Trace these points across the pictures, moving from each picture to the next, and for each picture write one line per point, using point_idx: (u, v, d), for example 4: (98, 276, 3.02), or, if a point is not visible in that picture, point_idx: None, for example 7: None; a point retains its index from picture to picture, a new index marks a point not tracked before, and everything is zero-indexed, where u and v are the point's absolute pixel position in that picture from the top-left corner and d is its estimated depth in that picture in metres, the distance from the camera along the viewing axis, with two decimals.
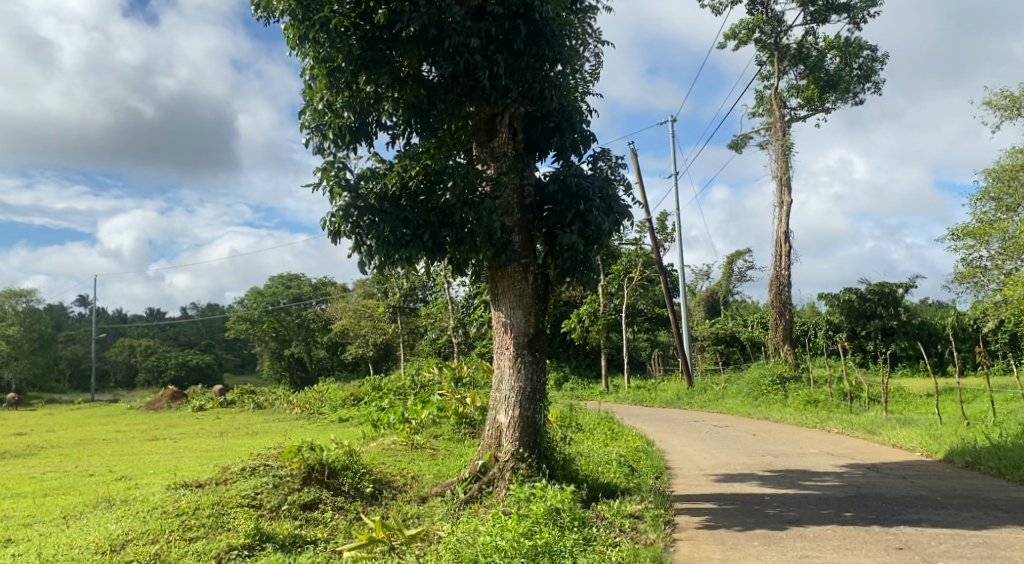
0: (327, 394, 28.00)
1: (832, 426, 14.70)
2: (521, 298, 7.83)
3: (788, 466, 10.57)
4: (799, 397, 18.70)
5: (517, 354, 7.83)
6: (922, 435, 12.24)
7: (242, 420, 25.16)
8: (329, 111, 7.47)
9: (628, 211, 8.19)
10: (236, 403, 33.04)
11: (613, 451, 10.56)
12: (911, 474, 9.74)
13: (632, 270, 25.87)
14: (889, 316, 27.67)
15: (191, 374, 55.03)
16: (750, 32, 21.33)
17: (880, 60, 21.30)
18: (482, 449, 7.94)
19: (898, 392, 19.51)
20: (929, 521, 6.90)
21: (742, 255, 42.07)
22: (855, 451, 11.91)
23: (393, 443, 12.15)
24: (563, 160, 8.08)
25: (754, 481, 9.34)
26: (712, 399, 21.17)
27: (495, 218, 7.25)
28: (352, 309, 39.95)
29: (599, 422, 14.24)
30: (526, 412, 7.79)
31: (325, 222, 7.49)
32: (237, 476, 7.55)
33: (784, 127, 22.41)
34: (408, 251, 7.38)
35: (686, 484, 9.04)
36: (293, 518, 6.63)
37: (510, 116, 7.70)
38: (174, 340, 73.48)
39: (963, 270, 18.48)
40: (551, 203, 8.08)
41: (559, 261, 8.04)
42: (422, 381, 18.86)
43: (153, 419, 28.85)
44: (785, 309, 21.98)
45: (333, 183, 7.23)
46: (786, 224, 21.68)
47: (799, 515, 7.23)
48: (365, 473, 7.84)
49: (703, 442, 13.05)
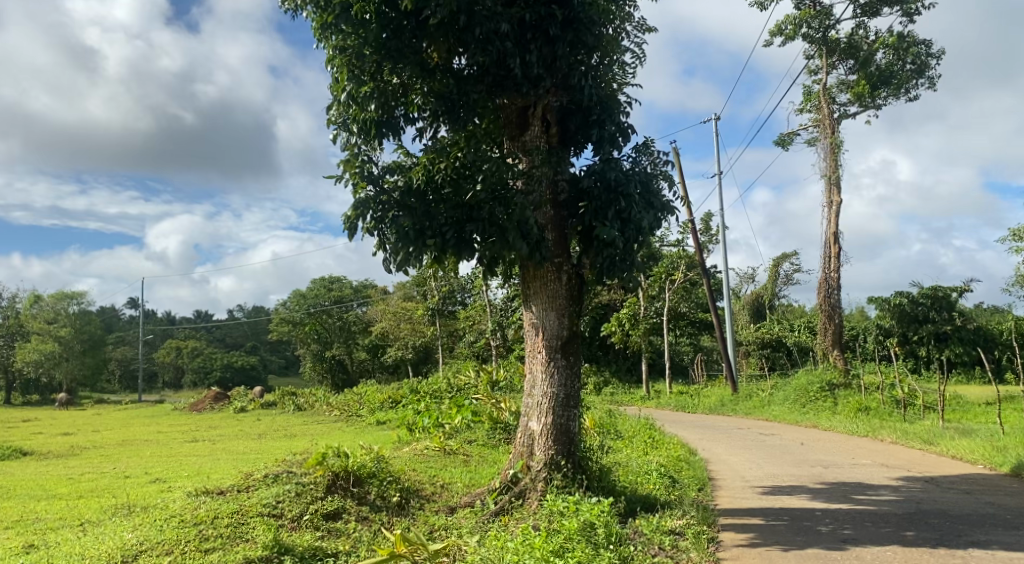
0: (366, 396, 27.90)
1: (886, 436, 13.98)
2: (553, 299, 7.45)
3: (840, 478, 9.96)
4: (849, 404, 17.93)
5: (549, 358, 7.45)
6: (984, 446, 11.50)
7: (282, 422, 25.19)
8: (353, 104, 7.20)
9: (669, 207, 7.77)
10: (277, 405, 33.24)
11: (653, 460, 10.09)
12: (975, 489, 9.06)
13: (674, 273, 25.24)
14: (943, 321, 26.51)
15: (236, 375, 55.75)
16: (798, 27, 20.58)
17: (934, 55, 20.36)
18: (514, 457, 7.58)
19: (954, 400, 18.60)
20: (1000, 544, 6.31)
21: (788, 258, 40.98)
22: (912, 463, 11.21)
23: (425, 449, 11.86)
24: (601, 155, 7.68)
25: (804, 495, 8.76)
26: (757, 405, 20.45)
27: (527, 215, 6.88)
28: (391, 312, 39.94)
29: (639, 429, 13.76)
30: (560, 419, 7.39)
31: (347, 219, 7.22)
32: (260, 483, 7.29)
33: (833, 124, 21.62)
34: (434, 249, 7.03)
35: (731, 498, 8.51)
36: (314, 529, 6.34)
37: (544, 107, 7.34)
38: (221, 342, 74.75)
39: None
40: (586, 198, 7.69)
41: (595, 261, 7.64)
42: (458, 384, 18.57)
43: (195, 420, 29.15)
44: (834, 313, 21.20)
45: (357, 177, 6.81)
46: (835, 225, 20.89)
47: (855, 533, 6.70)
48: (392, 481, 7.50)
49: (749, 451, 12.46)
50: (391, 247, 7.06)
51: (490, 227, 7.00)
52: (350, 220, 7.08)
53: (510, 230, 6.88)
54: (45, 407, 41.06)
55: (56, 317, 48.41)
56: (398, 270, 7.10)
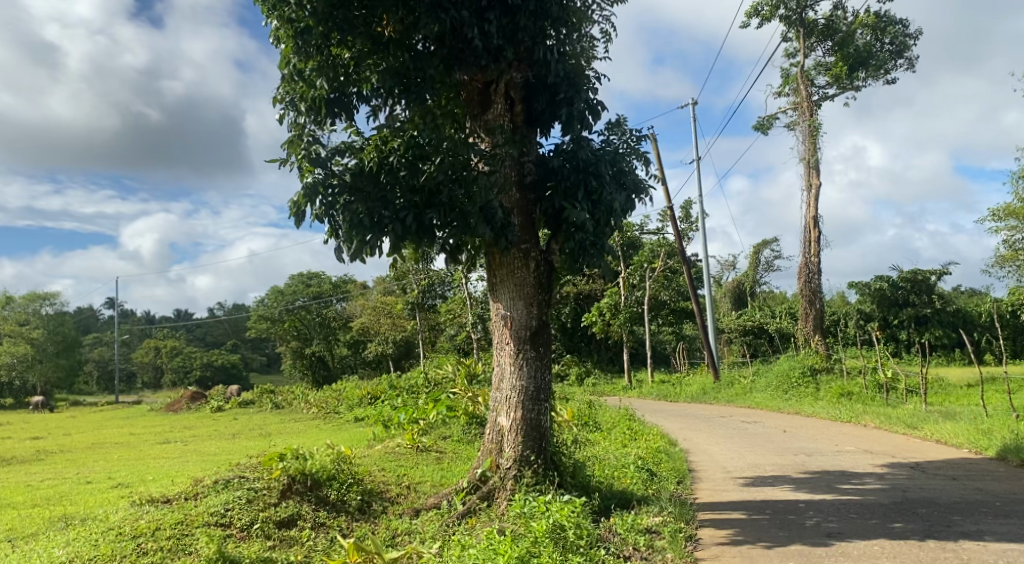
0: (344, 392, 27.33)
1: (868, 421, 13.75)
2: (521, 288, 7.04)
3: (824, 467, 9.65)
4: (831, 390, 17.69)
5: (518, 350, 7.04)
6: (969, 430, 11.25)
7: (258, 421, 24.57)
8: (301, 81, 6.70)
9: (642, 187, 7.40)
10: (255, 403, 32.60)
11: (631, 453, 9.73)
12: (962, 475, 8.78)
13: (654, 261, 24.85)
14: (922, 304, 26.49)
15: (216, 373, 54.43)
16: (775, 8, 20.24)
17: (912, 35, 20.16)
18: (482, 456, 7.18)
19: (936, 383, 18.43)
20: (992, 534, 5.99)
21: (768, 244, 40.95)
22: (896, 448, 10.93)
23: (397, 446, 11.45)
24: (570, 134, 7.30)
25: (787, 486, 8.42)
26: (739, 393, 20.18)
27: (491, 197, 6.44)
28: (371, 306, 39.33)
29: (618, 419, 13.40)
30: (531, 414, 7.00)
31: (294, 204, 6.69)
32: (210, 490, 6.83)
33: (812, 108, 21.33)
34: (389, 235, 6.50)
35: (711, 490, 8.17)
36: (265, 539, 5.93)
37: (507, 84, 6.91)
38: (201, 341, 73.75)
39: (1005, 253, 19.13)
40: (554, 179, 7.28)
41: (564, 245, 7.24)
42: (435, 379, 18.08)
43: (170, 420, 28.48)
44: (815, 298, 20.98)
45: (302, 159, 6.27)
46: (815, 209, 20.65)
47: (841, 527, 6.35)
48: (353, 483, 7.08)
49: (731, 440, 12.13)
50: (342, 234, 6.54)
51: (451, 211, 6.51)
52: (297, 205, 6.55)
53: (472, 213, 6.43)
54: (18, 412, 40.14)
55: (28, 319, 47.30)
56: (350, 259, 6.58)
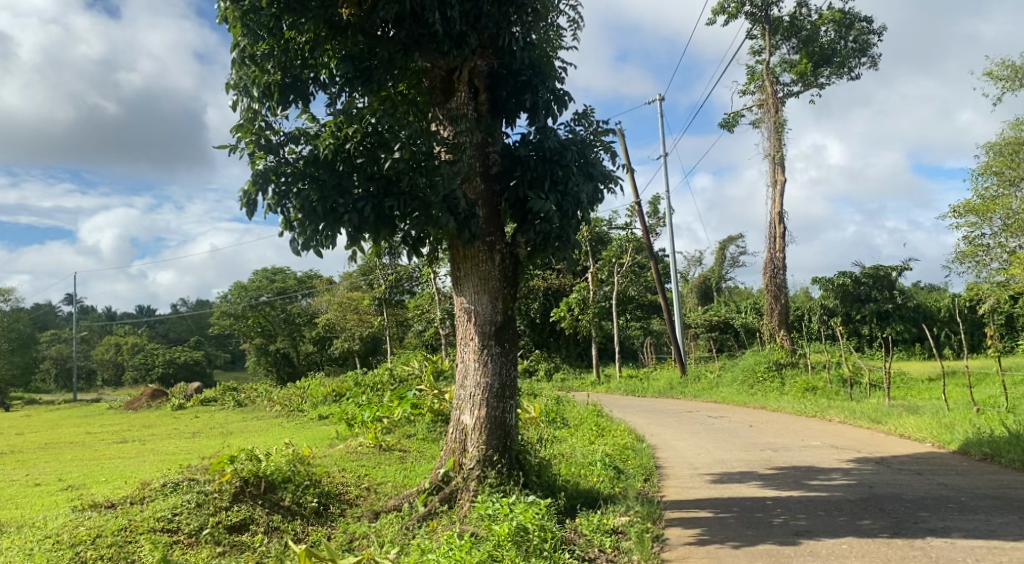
0: (309, 389, 26.86)
1: (833, 415, 13.81)
2: (486, 282, 6.83)
3: (790, 462, 9.59)
4: (796, 385, 17.77)
5: (482, 346, 6.83)
6: (931, 423, 11.31)
7: (219, 419, 24.02)
8: (253, 65, 6.39)
9: (609, 178, 7.25)
10: (217, 401, 31.92)
11: (598, 450, 9.59)
12: (926, 469, 8.78)
13: (623, 256, 24.77)
14: (884, 299, 26.85)
15: (179, 371, 53.28)
16: (741, 4, 20.23)
17: (875, 32, 20.34)
18: (445, 455, 6.96)
19: (899, 378, 18.64)
20: (959, 530, 5.93)
21: (734, 240, 41.30)
22: (861, 443, 10.95)
23: (359, 445, 11.18)
24: (536, 123, 7.09)
25: (754, 482, 8.34)
26: (706, 388, 20.23)
27: (453, 187, 6.22)
28: (336, 302, 38.77)
29: (585, 415, 13.26)
30: (495, 412, 6.80)
31: (244, 193, 6.37)
32: (157, 493, 6.50)
33: (777, 104, 21.42)
34: (347, 226, 6.21)
35: (678, 488, 8.05)
36: (215, 545, 5.65)
37: (471, 71, 6.69)
38: (164, 338, 72.28)
39: (965, 249, 19.42)
40: (519, 169, 7.08)
41: (530, 237, 7.05)
42: (400, 376, 17.78)
43: (129, 419, 27.71)
44: (780, 293, 21.07)
45: (253, 146, 5.96)
46: (780, 205, 20.74)
47: (809, 525, 6.25)
48: (310, 485, 6.82)
49: (698, 435, 12.06)
50: (297, 225, 6.26)
51: (412, 201, 6.26)
52: (248, 194, 6.25)
53: (434, 203, 6.19)
54: None
55: None
56: (305, 251, 6.31)
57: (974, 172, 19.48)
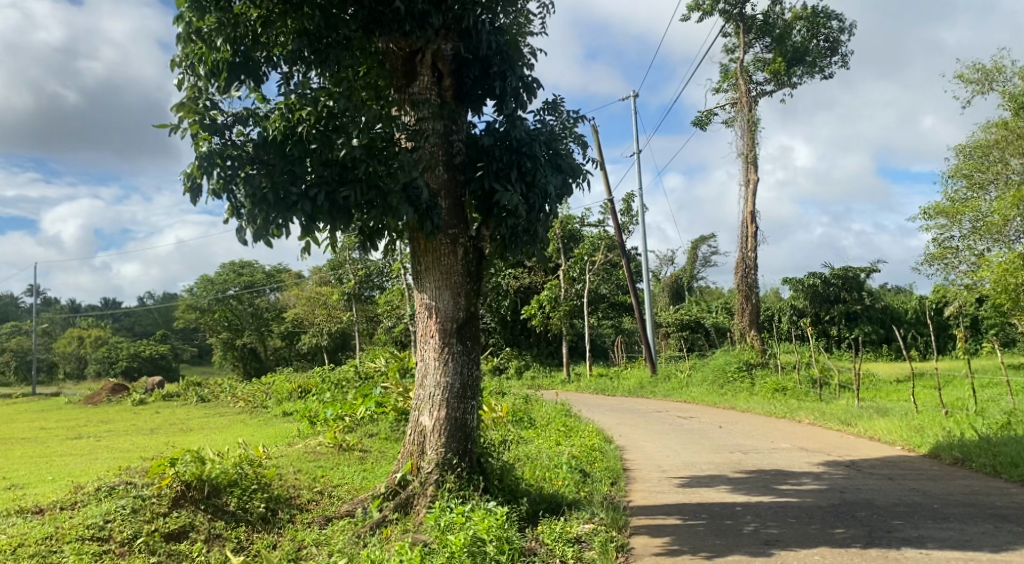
0: (274, 385, 26.24)
1: (802, 416, 13.68)
2: (447, 276, 6.49)
3: (760, 465, 9.39)
4: (766, 385, 17.68)
5: (443, 344, 6.49)
6: (901, 426, 11.19)
7: (180, 415, 23.33)
8: (199, 40, 5.98)
9: (578, 170, 6.96)
10: (179, 396, 31.10)
11: (564, 451, 9.30)
12: (897, 473, 8.63)
13: (595, 254, 24.53)
14: (853, 300, 26.96)
15: (143, 365, 51.99)
16: (715, 2, 20.03)
17: (847, 31, 20.33)
18: (402, 458, 6.61)
19: (867, 379, 18.65)
20: (933, 540, 5.74)
21: (706, 240, 41.35)
22: (831, 446, 10.78)
23: (317, 445, 10.77)
24: (503, 112, 6.76)
25: (722, 486, 8.12)
26: (676, 387, 20.09)
27: (414, 176, 5.88)
28: (305, 297, 38.06)
29: (553, 415, 12.97)
30: (456, 413, 6.47)
31: (187, 176, 5.95)
32: (89, 498, 6.08)
33: (751, 102, 21.33)
34: (299, 214, 5.81)
35: (646, 492, 7.78)
36: (149, 555, 5.25)
37: (435, 53, 6.36)
38: (129, 331, 70.83)
39: (935, 251, 19.45)
40: (485, 159, 6.74)
41: (495, 231, 6.71)
42: (365, 372, 17.33)
43: (87, 414, 26.85)
44: (751, 293, 20.97)
45: (195, 125, 5.55)
46: (753, 204, 20.64)
47: (780, 534, 6.03)
48: (257, 489, 6.44)
49: (666, 437, 11.83)
50: (244, 213, 5.87)
51: (369, 189, 5.87)
52: (192, 177, 5.85)
53: (393, 192, 5.84)
54: None
55: None
56: (253, 241, 5.91)
57: (944, 175, 19.53)
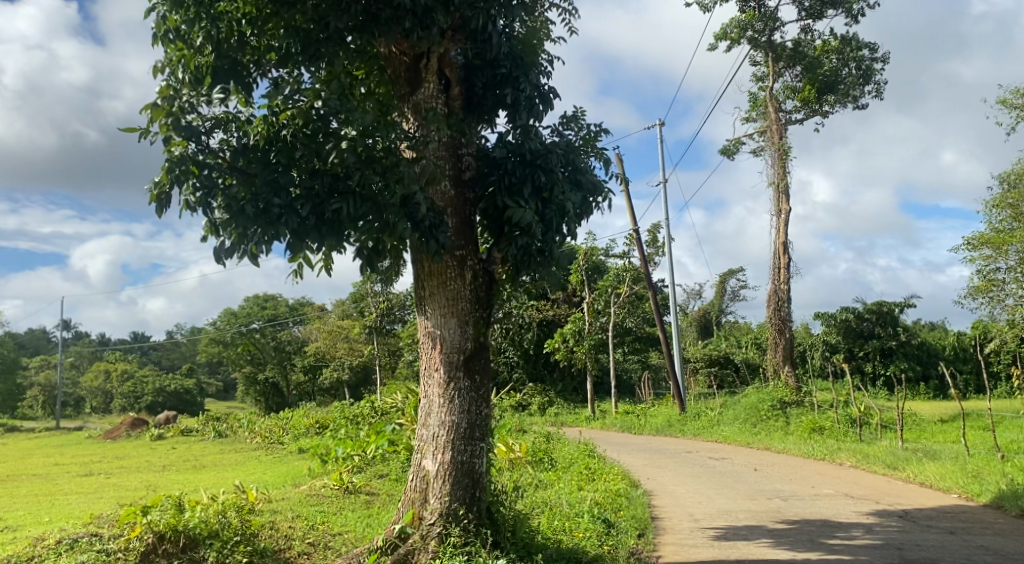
0: (291, 421, 25.58)
1: (843, 459, 12.73)
2: (454, 303, 5.83)
3: (802, 515, 8.51)
4: (802, 424, 16.67)
5: (449, 378, 5.82)
6: (954, 472, 10.23)
7: (196, 452, 22.72)
8: (184, 44, 5.57)
9: (600, 187, 6.32)
10: (197, 431, 30.55)
11: (586, 497, 8.52)
12: (959, 527, 7.72)
13: (620, 286, 23.69)
14: (888, 336, 25.87)
15: (168, 400, 51.60)
16: (743, 29, 19.41)
17: (880, 59, 19.62)
18: (403, 507, 5.91)
19: (911, 418, 17.54)
20: None
21: (734, 273, 40.41)
22: (878, 493, 9.85)
23: (322, 487, 10.06)
24: (515, 122, 6.18)
25: (763, 539, 7.28)
26: (706, 426, 19.12)
27: (414, 189, 5.31)
28: (327, 331, 37.62)
29: (576, 455, 12.18)
30: (462, 457, 5.76)
31: (156, 187, 5.41)
32: (48, 553, 5.56)
33: (781, 130, 20.59)
34: (285, 229, 5.21)
35: (677, 547, 6.94)
36: None
37: (441, 57, 5.83)
38: (156, 364, 71.19)
39: (979, 282, 18.42)
40: (496, 174, 6.13)
41: (508, 253, 6.05)
42: (381, 408, 16.61)
43: (104, 450, 26.34)
44: (784, 328, 20.02)
45: (167, 128, 5.07)
46: (784, 235, 19.84)
47: None
48: (240, 541, 5.71)
49: (698, 481, 10.98)
50: (221, 228, 5.30)
51: (363, 203, 5.25)
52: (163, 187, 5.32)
53: (390, 206, 5.24)
54: None
55: None
56: (230, 258, 5.33)
57: (987, 205, 18.59)
